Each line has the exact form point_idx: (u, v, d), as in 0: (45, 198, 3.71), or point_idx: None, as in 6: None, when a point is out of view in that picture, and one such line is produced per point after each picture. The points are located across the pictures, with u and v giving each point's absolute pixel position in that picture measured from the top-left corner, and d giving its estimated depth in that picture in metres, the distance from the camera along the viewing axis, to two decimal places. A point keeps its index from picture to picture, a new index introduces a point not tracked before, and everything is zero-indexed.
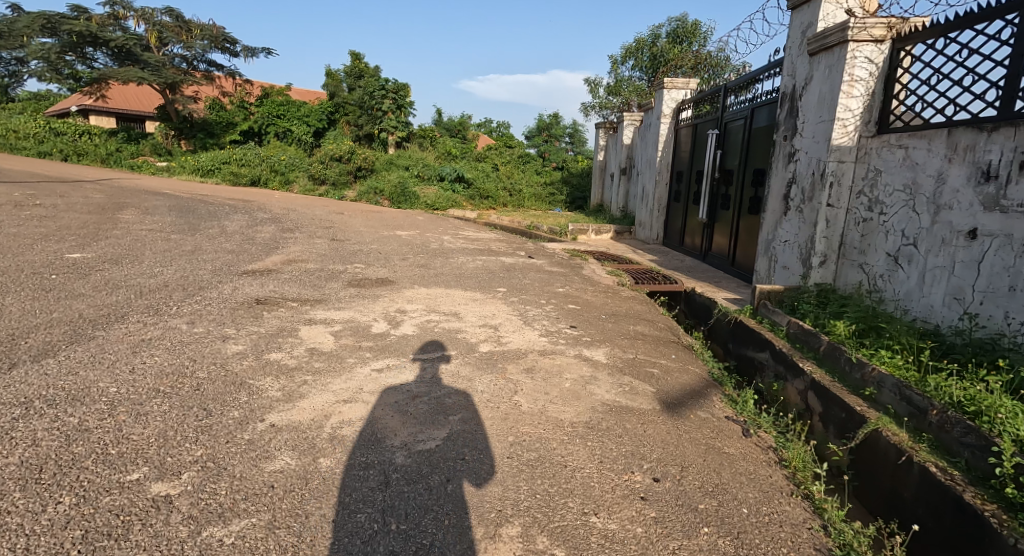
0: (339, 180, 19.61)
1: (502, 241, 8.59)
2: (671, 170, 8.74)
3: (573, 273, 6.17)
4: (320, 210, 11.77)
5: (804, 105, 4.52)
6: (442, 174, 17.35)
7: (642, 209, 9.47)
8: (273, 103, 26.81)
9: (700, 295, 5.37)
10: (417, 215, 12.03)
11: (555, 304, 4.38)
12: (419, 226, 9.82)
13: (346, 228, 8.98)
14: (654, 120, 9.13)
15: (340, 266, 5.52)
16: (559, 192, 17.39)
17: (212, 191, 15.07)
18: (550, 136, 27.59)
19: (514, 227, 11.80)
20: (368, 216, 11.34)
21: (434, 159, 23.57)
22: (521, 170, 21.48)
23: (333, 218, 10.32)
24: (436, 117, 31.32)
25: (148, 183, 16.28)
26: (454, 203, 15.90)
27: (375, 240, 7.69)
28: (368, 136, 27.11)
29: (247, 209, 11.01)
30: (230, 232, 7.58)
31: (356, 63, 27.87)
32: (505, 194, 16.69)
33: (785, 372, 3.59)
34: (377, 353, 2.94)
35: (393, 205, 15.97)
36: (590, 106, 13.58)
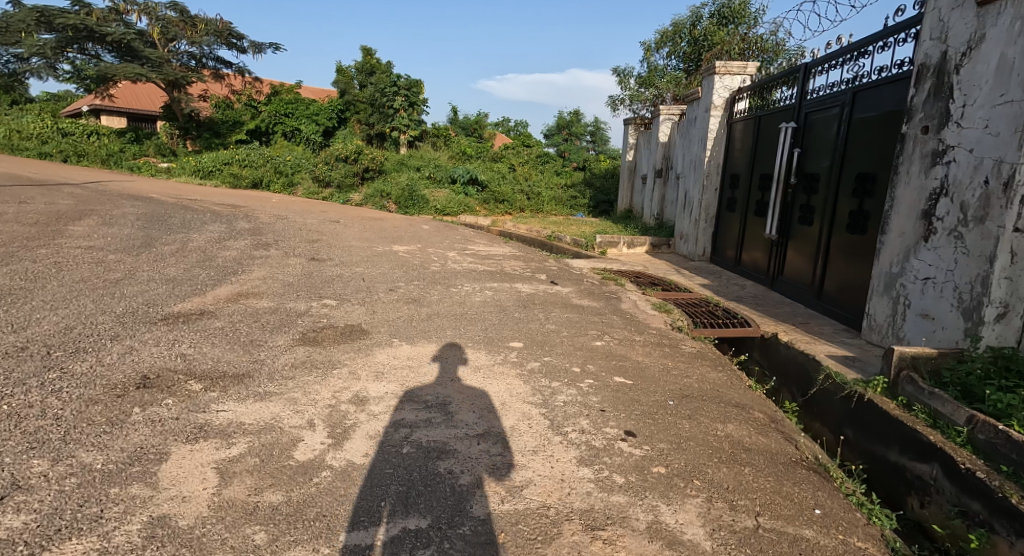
0: (344, 182, 18.43)
1: (518, 258, 7.23)
2: (722, 173, 7.26)
3: (608, 308, 4.78)
4: (313, 217, 10.54)
5: (967, 80, 3.05)
6: (454, 176, 16.03)
7: (684, 219, 8.01)
8: (281, 101, 25.84)
9: (788, 348, 3.92)
10: (422, 223, 10.72)
11: (593, 376, 3.00)
12: (423, 238, 8.51)
13: (336, 241, 7.76)
14: (699, 113, 7.62)
15: (306, 302, 4.25)
16: (582, 196, 15.92)
17: (204, 194, 14.03)
18: (571, 134, 26.09)
19: (532, 237, 10.41)
20: (367, 224, 10.09)
21: (447, 159, 22.32)
22: (540, 171, 20.05)
23: (324, 228, 9.08)
24: (450, 116, 30.03)
25: (140, 185, 15.31)
26: (467, 208, 14.56)
27: (365, 259, 6.42)
28: (379, 135, 25.97)
29: (232, 217, 9.86)
30: (193, 248, 6.39)
31: (368, 60, 26.92)
32: (523, 197, 15.29)
33: (993, 520, 2.15)
34: (280, 530, 1.58)
35: (400, 209, 14.70)
36: (619, 100, 12.11)
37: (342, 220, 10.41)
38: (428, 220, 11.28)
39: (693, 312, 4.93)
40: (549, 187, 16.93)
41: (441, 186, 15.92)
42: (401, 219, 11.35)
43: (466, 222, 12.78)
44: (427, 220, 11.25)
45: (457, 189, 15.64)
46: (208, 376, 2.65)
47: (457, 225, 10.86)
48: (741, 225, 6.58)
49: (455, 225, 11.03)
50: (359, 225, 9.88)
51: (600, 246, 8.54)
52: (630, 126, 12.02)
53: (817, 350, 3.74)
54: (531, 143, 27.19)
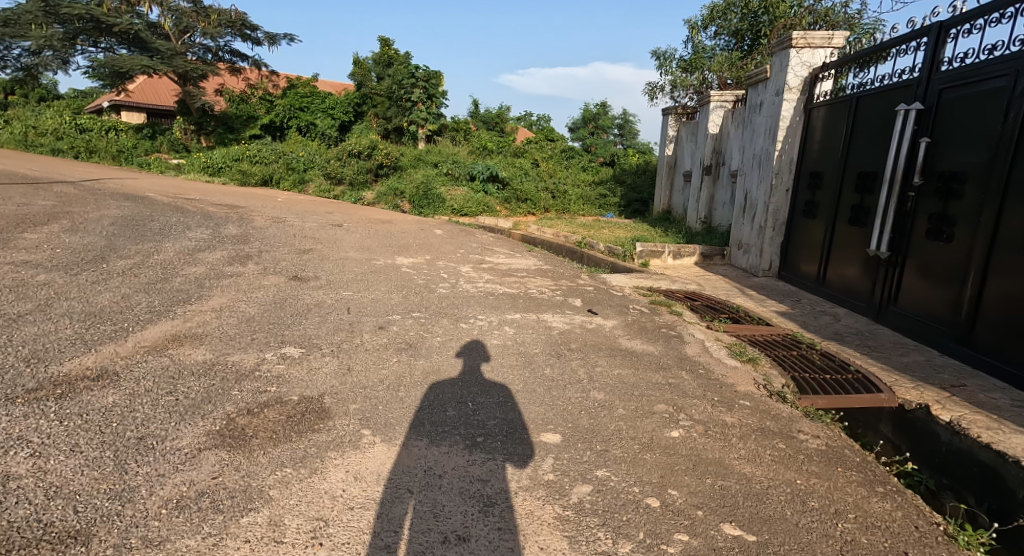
0: (356, 179, 17.43)
1: (545, 274, 6.04)
2: (796, 170, 5.92)
3: (670, 355, 3.56)
4: (315, 220, 9.53)
5: None
6: (472, 173, 14.83)
7: (744, 224, 6.68)
8: (296, 95, 25.14)
9: (955, 437, 2.60)
10: (435, 227, 9.61)
11: (682, 521, 1.80)
12: (433, 246, 7.38)
13: (332, 251, 6.70)
14: (767, 96, 6.24)
15: (258, 350, 3.13)
16: (612, 194, 14.55)
17: (205, 193, 13.21)
18: (597, 128, 24.58)
19: (559, 244, 9.16)
20: (373, 228, 9.01)
21: (467, 154, 21.19)
22: (565, 167, 18.70)
23: (324, 234, 8.03)
24: (470, 110, 28.79)
25: (142, 182, 14.59)
26: (487, 209, 13.37)
27: (359, 277, 5.31)
28: (396, 129, 24.97)
29: (224, 220, 8.90)
30: (156, 262, 5.38)
31: (386, 50, 25.85)
32: (547, 196, 14.01)
33: None
34: None
35: (413, 209, 13.62)
36: (658, 88, 10.73)
37: (348, 224, 9.38)
38: (441, 224, 10.18)
39: (780, 361, 3.62)
40: (576, 184, 15.60)
41: (458, 185, 14.76)
42: (411, 222, 10.28)
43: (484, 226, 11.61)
44: (441, 224, 10.15)
45: (475, 187, 14.47)
46: (13, 538, 1.52)
47: (473, 230, 9.71)
48: (825, 234, 5.25)
49: (472, 229, 9.89)
50: (365, 229, 8.81)
51: (639, 257, 7.25)
52: (672, 117, 10.64)
53: (1010, 445, 2.46)
54: (555, 138, 25.78)
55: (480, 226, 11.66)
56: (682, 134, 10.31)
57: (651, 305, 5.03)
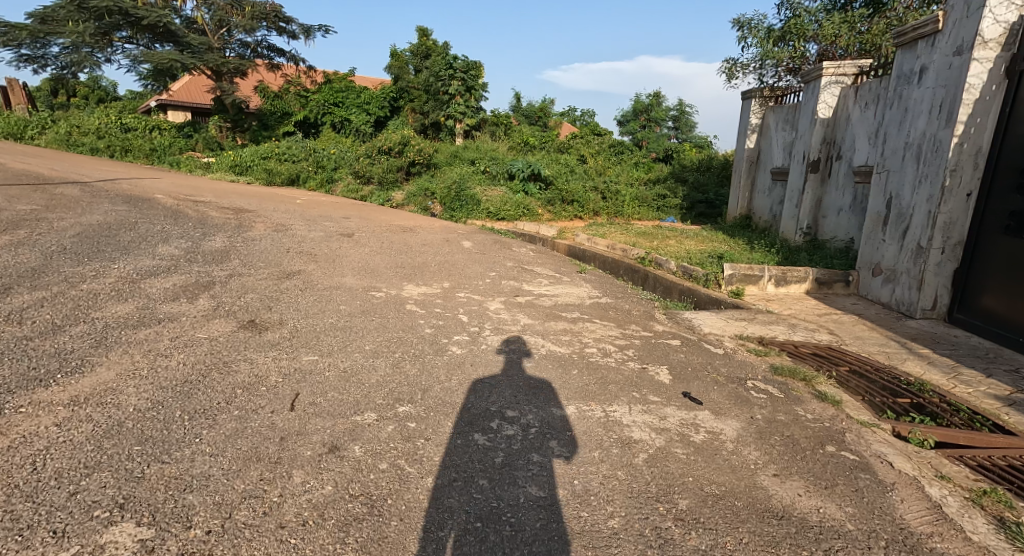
0: (385, 178, 16.08)
1: (604, 316, 4.36)
2: (987, 164, 4.00)
3: (873, 531, 1.83)
4: (324, 229, 8.16)
5: None
6: (511, 171, 13.18)
7: (888, 239, 4.77)
8: (330, 90, 24.17)
9: None
10: (464, 237, 8.06)
11: None
12: (457, 266, 5.82)
13: (326, 274, 5.25)
14: (935, 56, 4.33)
15: (57, 528, 1.59)
16: (672, 194, 12.60)
17: (220, 194, 12.16)
18: (650, 120, 22.39)
19: (615, 260, 7.42)
20: (389, 239, 7.54)
21: (507, 150, 19.62)
22: (615, 163, 16.84)
23: (325, 248, 6.62)
24: (511, 104, 27.12)
25: (159, 182, 13.72)
26: (528, 213, 11.69)
27: (342, 321, 3.79)
28: (433, 124, 23.64)
29: (217, 229, 7.64)
30: (76, 295, 4.01)
31: (424, 41, 24.51)
32: (596, 197, 12.20)
33: None
34: None
35: (444, 212, 12.15)
36: (738, 65, 8.81)
37: (362, 234, 7.96)
38: (472, 233, 8.65)
39: None
40: (629, 184, 13.70)
41: (496, 185, 13.15)
42: (438, 230, 8.80)
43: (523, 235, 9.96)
44: (472, 233, 8.61)
45: (515, 187, 12.82)
46: None
47: (510, 241, 8.11)
48: None
49: (509, 239, 8.28)
50: (378, 241, 7.35)
51: (728, 288, 5.49)
52: (756, 101, 8.68)
53: None
54: (602, 133, 23.77)
55: (519, 232, 10.02)
56: (771, 122, 8.33)
57: (775, 376, 3.27)
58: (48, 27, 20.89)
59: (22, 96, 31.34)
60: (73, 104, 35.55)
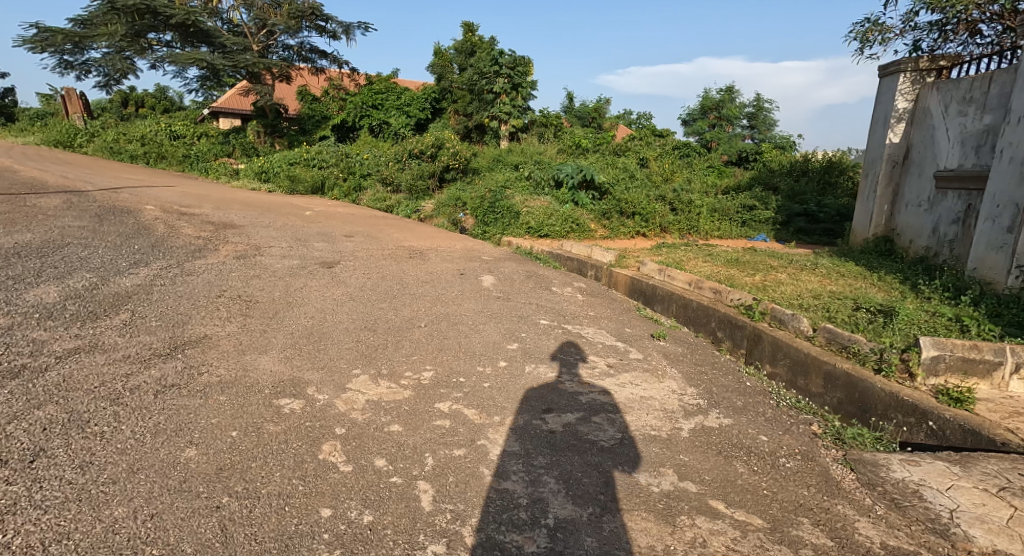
0: (415, 186, 14.26)
1: (723, 494, 2.10)
2: None
3: None
4: (308, 255, 6.29)
5: None
6: (558, 177, 10.95)
7: None
8: (370, 91, 22.72)
9: None
10: (488, 267, 5.97)
11: None
12: (457, 331, 3.71)
13: (239, 345, 3.27)
14: None
15: None
16: (761, 205, 10.01)
17: (223, 207, 10.69)
18: (721, 118, 19.33)
19: (704, 306, 5.09)
20: (384, 271, 5.55)
21: (556, 153, 17.50)
22: (683, 167, 14.36)
23: (283, 288, 4.69)
24: (563, 104, 25.01)
25: (167, 192, 12.47)
26: (577, 229, 9.47)
27: (145, 513, 1.73)
28: (477, 127, 21.85)
29: (167, 254, 5.92)
30: None
31: (469, 38, 22.89)
32: (664, 209, 9.80)
33: None
34: None
35: (476, 227, 10.15)
36: (876, 26, 6.23)
37: (351, 262, 6.02)
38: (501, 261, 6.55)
39: None
40: (704, 193, 11.17)
41: (539, 194, 10.99)
42: (457, 255, 6.75)
43: (569, 264, 7.76)
44: (501, 261, 6.51)
45: (562, 195, 10.60)
46: None
47: (550, 273, 5.95)
48: None
49: (548, 269, 6.11)
50: (366, 274, 5.37)
51: (933, 383, 3.12)
52: (907, 74, 6.10)
53: None
54: (663, 135, 21.15)
55: (564, 259, 7.84)
56: (936, 104, 5.75)
57: None
58: (88, 32, 20.60)
59: (81, 105, 32.00)
60: (133, 113, 36.26)
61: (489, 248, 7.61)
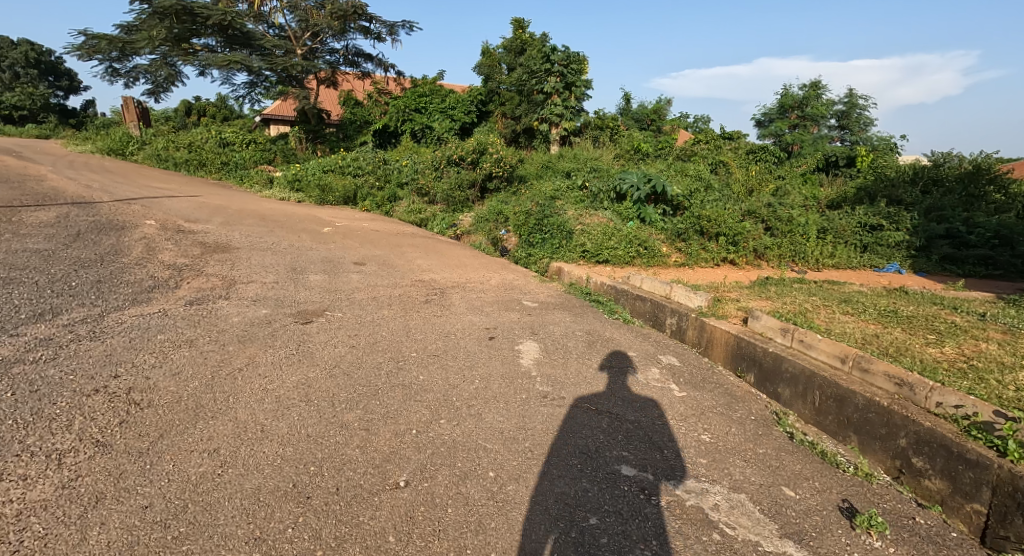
0: (453, 197, 12.69)
1: None
2: None
3: None
4: (293, 299, 4.74)
5: None
6: (619, 188, 9.07)
7: None
8: (412, 95, 21.09)
9: None
10: (530, 324, 4.24)
11: None
12: (456, 522, 2.12)
13: (17, 545, 1.81)
14: None
15: None
16: (888, 223, 7.74)
17: (233, 223, 9.45)
18: (804, 117, 16.82)
19: (885, 407, 3.11)
20: (380, 330, 3.93)
21: (613, 159, 15.60)
22: (766, 173, 12.18)
23: (207, 365, 3.12)
24: (619, 105, 22.99)
25: (183, 206, 11.39)
26: (643, 255, 7.68)
27: None
28: (526, 131, 20.28)
29: (106, 294, 4.55)
30: None
31: (519, 35, 21.42)
32: (756, 230, 7.77)
33: None
34: None
35: (521, 249, 8.47)
36: None
37: (341, 311, 4.43)
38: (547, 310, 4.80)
39: None
40: (807, 208, 8.94)
41: (597, 208, 9.15)
42: (487, 298, 5.05)
43: (636, 306, 5.92)
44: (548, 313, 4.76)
45: (625, 209, 8.76)
46: None
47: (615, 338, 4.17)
48: None
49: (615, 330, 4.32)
50: (351, 337, 3.75)
51: None
52: None
53: None
54: (734, 137, 18.76)
55: (630, 301, 6.03)
56: None
57: None
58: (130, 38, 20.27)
59: (137, 113, 32.38)
60: (188, 121, 36.61)
61: (531, 285, 5.90)
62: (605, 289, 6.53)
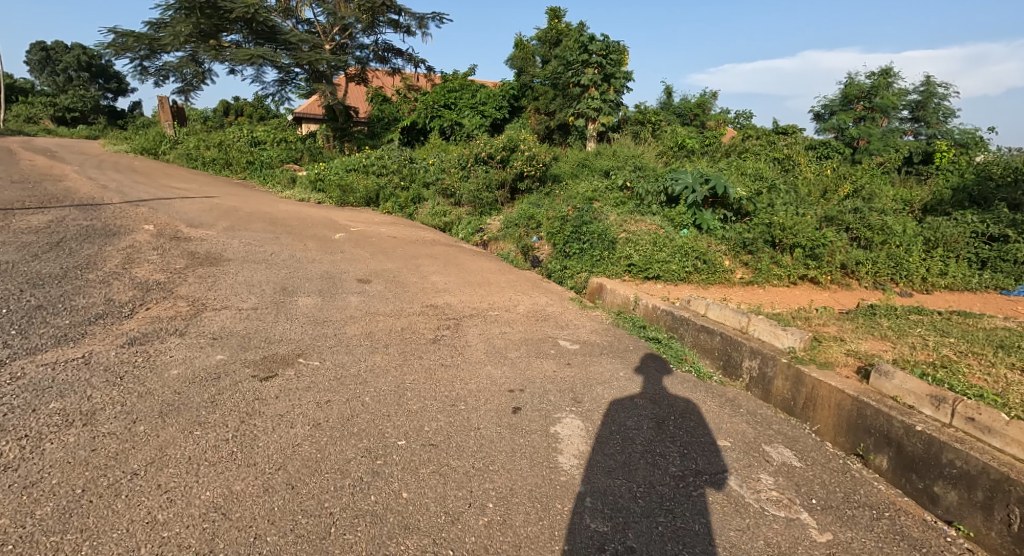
0: (481, 198, 11.64)
1: None
2: None
3: None
4: (269, 334, 3.76)
5: None
6: (671, 190, 7.80)
7: None
8: (441, 89, 20.18)
9: None
10: (571, 397, 3.16)
11: None
12: None
13: None
14: None
15: None
16: (1013, 233, 6.29)
17: (239, 229, 8.64)
18: (872, 109, 14.90)
19: None
20: (365, 389, 2.90)
21: (656, 156, 14.27)
22: (836, 170, 10.69)
23: (80, 470, 2.11)
24: (661, 99, 21.51)
25: (193, 209, 10.69)
26: (701, 271, 6.48)
27: None
28: (561, 127, 19.09)
29: (36, 325, 3.66)
30: None
31: (555, 24, 20.24)
32: (842, 241, 6.44)
33: None
34: None
35: (556, 261, 7.38)
36: None
37: (318, 355, 3.41)
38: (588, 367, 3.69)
39: None
40: (900, 213, 7.48)
41: (644, 214, 7.93)
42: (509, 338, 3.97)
43: (700, 341, 4.74)
44: (590, 365, 3.64)
45: (678, 214, 7.51)
46: None
47: (688, 427, 3.08)
48: None
49: (682, 413, 3.21)
50: (319, 407, 2.71)
51: None
52: None
53: None
54: (789, 131, 17.05)
55: (692, 333, 4.86)
56: None
57: None
58: (158, 35, 19.98)
59: (172, 112, 32.50)
60: (221, 119, 36.56)
61: (567, 313, 4.79)
62: (659, 314, 5.38)
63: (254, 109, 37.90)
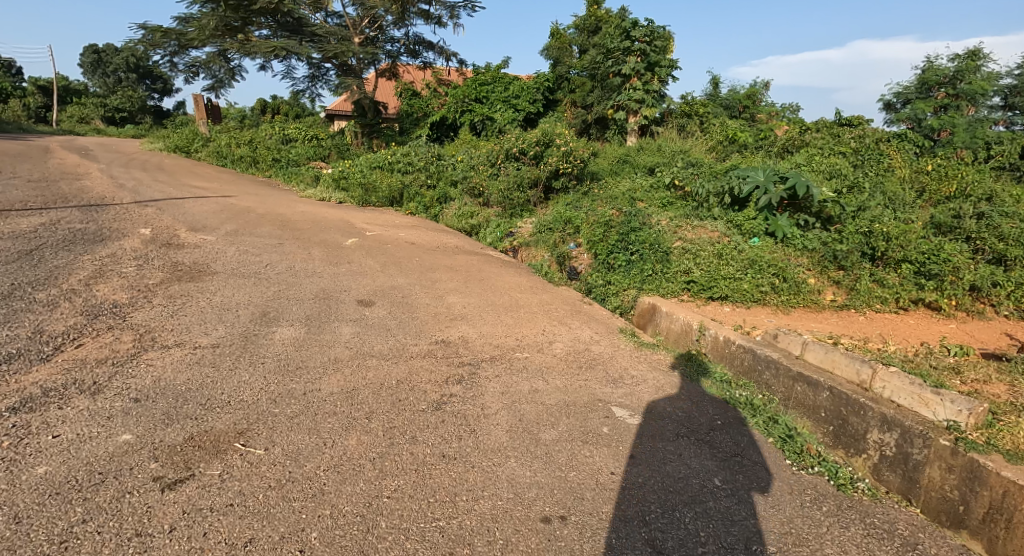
0: (512, 198, 10.56)
1: None
2: None
3: None
4: (220, 390, 2.79)
5: None
6: (737, 189, 6.57)
7: None
8: (473, 82, 19.19)
9: None
10: (647, 547, 2.09)
11: None
12: None
13: None
14: None
15: None
16: None
17: (245, 234, 7.81)
18: (955, 96, 13.12)
19: None
20: (324, 525, 1.94)
21: (706, 151, 12.93)
22: (926, 164, 9.16)
23: None
24: (707, 90, 19.97)
25: (204, 211, 9.97)
26: (780, 290, 5.25)
27: None
28: (599, 121, 17.85)
29: None
30: None
31: (594, 11, 18.97)
32: (966, 254, 5.09)
33: None
34: None
35: (599, 275, 6.27)
36: None
37: (267, 432, 2.40)
38: (658, 462, 2.60)
39: None
40: None
41: (704, 219, 6.71)
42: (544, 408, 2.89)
43: (798, 395, 3.57)
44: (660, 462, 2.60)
45: (747, 219, 6.27)
46: None
47: None
48: None
49: None
50: None
51: None
52: None
53: None
54: (856, 122, 15.34)
55: (785, 383, 3.69)
56: None
57: None
58: (186, 31, 19.63)
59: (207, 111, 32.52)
60: (254, 117, 36.45)
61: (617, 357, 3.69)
62: (737, 353, 4.22)
63: (289, 110, 37.97)
